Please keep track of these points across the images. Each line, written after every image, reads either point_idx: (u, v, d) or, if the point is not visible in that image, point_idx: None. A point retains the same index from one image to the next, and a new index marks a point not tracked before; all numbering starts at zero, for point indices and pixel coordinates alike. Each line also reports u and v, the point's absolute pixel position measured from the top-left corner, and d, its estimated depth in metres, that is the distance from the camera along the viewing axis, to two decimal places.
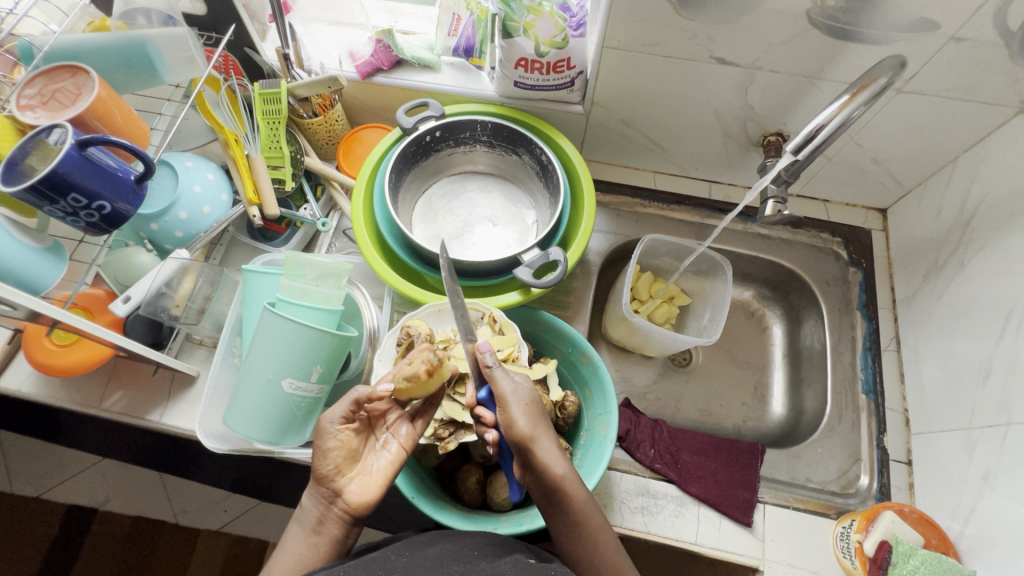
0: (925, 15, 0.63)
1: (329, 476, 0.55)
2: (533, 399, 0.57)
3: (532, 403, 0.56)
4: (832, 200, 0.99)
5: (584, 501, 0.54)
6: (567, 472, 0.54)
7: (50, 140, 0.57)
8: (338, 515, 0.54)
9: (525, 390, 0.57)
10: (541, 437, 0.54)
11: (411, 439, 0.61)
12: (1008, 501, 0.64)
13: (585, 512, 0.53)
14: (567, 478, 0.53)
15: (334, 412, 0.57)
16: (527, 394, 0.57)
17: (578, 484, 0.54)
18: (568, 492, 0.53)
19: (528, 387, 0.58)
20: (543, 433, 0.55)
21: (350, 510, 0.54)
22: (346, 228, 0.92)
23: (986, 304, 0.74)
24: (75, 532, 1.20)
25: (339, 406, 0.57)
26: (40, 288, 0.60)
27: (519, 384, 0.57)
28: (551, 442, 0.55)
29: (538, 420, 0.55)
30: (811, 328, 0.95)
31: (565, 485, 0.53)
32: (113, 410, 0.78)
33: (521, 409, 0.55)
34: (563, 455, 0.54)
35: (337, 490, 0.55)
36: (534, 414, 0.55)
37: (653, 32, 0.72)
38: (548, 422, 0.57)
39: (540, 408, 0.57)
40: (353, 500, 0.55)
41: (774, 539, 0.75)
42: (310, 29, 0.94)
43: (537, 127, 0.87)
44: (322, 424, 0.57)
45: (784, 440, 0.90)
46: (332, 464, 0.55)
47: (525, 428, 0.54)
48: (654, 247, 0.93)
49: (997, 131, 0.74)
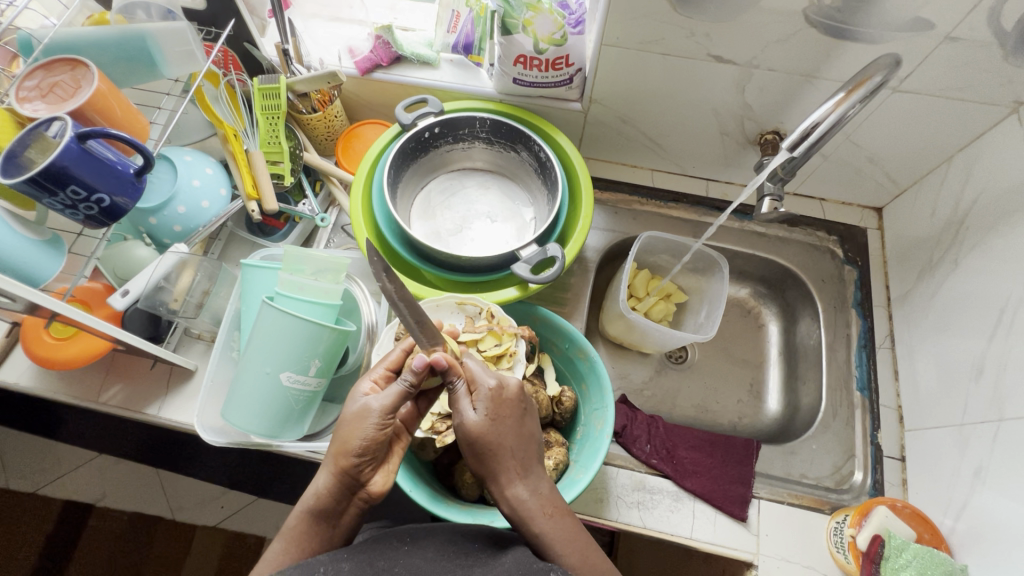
0: (921, 14, 0.63)
1: (359, 468, 0.54)
2: (480, 436, 0.54)
3: (476, 443, 0.54)
4: (828, 199, 0.99)
5: (542, 535, 0.52)
6: (516, 509, 0.53)
7: (49, 132, 0.57)
8: (358, 505, 0.55)
9: (468, 428, 0.54)
10: (486, 475, 0.54)
11: (413, 418, 0.63)
12: (1000, 496, 0.65)
13: (543, 545, 0.52)
14: (517, 515, 0.53)
15: (379, 405, 0.55)
16: (471, 432, 0.54)
17: (535, 516, 0.53)
18: (521, 525, 0.53)
19: (476, 422, 0.54)
20: (489, 471, 0.54)
21: (370, 498, 0.56)
22: (345, 224, 0.93)
23: (980, 302, 0.74)
24: (71, 528, 1.20)
25: (383, 398, 0.55)
26: (39, 280, 0.61)
27: (466, 419, 0.55)
28: (500, 479, 0.54)
29: (484, 460, 0.54)
30: (807, 326, 0.95)
31: (516, 520, 0.53)
32: (111, 404, 0.78)
33: (466, 448, 0.55)
34: (510, 495, 0.53)
35: (362, 480, 0.55)
36: (477, 456, 0.54)
37: (651, 30, 0.72)
38: (503, 454, 0.54)
39: (488, 446, 0.54)
40: (377, 490, 0.56)
41: (768, 534, 0.76)
42: (310, 25, 0.94)
43: (536, 125, 0.87)
44: (365, 413, 0.54)
45: (779, 436, 0.90)
46: (367, 457, 0.54)
47: (472, 466, 0.55)
48: (652, 244, 0.94)
49: (990, 131, 0.75)
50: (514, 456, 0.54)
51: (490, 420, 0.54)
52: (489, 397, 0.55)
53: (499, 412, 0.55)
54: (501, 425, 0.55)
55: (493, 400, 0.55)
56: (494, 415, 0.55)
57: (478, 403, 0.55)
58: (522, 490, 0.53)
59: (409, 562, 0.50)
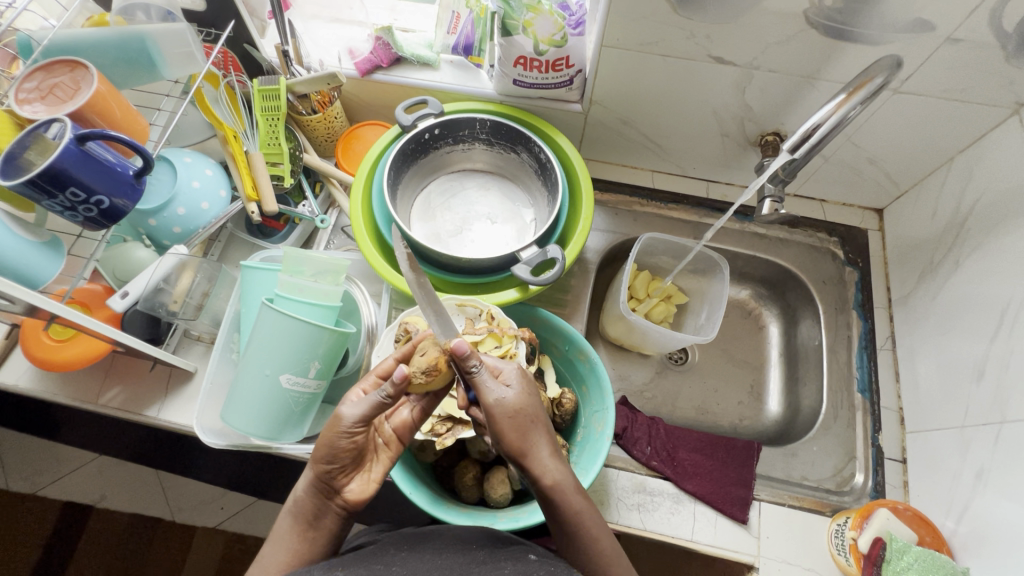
0: (922, 15, 0.63)
1: (330, 474, 0.54)
2: (520, 410, 0.53)
3: (517, 416, 0.53)
4: (829, 200, 0.99)
5: (578, 512, 0.53)
6: (557, 483, 0.53)
7: (48, 134, 0.57)
8: (336, 511, 0.55)
9: (508, 403, 0.53)
10: (526, 451, 0.52)
11: (408, 428, 0.60)
12: (1001, 499, 0.65)
13: (579, 523, 0.52)
14: (557, 489, 0.52)
15: (353, 414, 0.53)
16: (511, 406, 0.53)
17: (573, 492, 0.53)
18: (559, 501, 0.52)
19: (515, 396, 0.53)
20: (529, 446, 0.53)
21: (348, 505, 0.55)
22: (345, 225, 0.93)
23: (981, 303, 0.74)
24: (71, 529, 1.20)
25: (357, 406, 0.54)
26: (37, 282, 0.61)
27: (504, 394, 0.53)
28: (540, 454, 0.53)
29: (524, 434, 0.53)
30: (807, 327, 0.95)
31: (554, 496, 0.52)
32: (110, 406, 0.78)
33: (507, 423, 0.52)
34: (550, 468, 0.53)
35: (336, 486, 0.55)
36: (519, 429, 0.52)
37: (651, 31, 0.72)
38: (540, 430, 0.54)
39: (529, 419, 0.53)
40: (353, 498, 0.55)
41: (769, 536, 0.75)
42: (310, 26, 0.94)
43: (536, 127, 0.87)
44: (337, 421, 0.53)
45: (780, 438, 0.90)
46: (338, 464, 0.54)
47: (509, 444, 0.52)
48: (652, 246, 0.93)
49: (992, 132, 0.75)
50: (547, 431, 0.55)
51: (526, 395, 0.54)
52: (519, 375, 0.55)
53: (530, 390, 0.55)
54: (535, 401, 0.55)
55: (523, 377, 0.55)
56: (528, 389, 0.55)
57: (511, 380, 0.54)
58: (558, 466, 0.53)
59: (405, 564, 0.50)
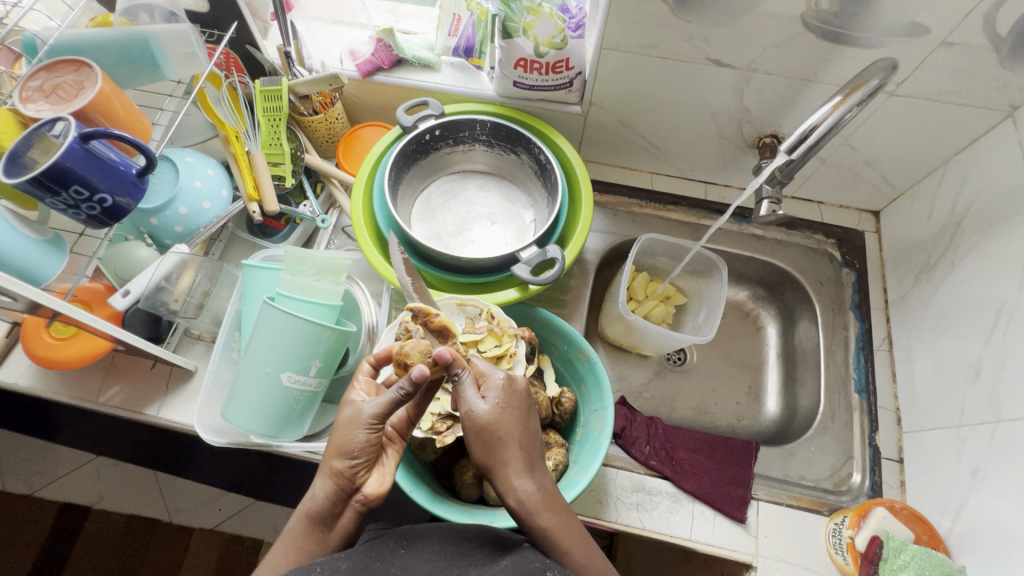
0: (917, 19, 0.64)
1: (352, 470, 0.54)
2: (491, 424, 0.53)
3: (485, 431, 0.53)
4: (826, 202, 1.00)
5: (546, 529, 0.51)
6: (521, 502, 0.52)
7: (52, 133, 0.57)
8: (356, 509, 0.54)
9: (477, 415, 0.53)
10: (491, 466, 0.53)
11: (406, 425, 0.61)
12: (997, 497, 0.65)
13: (548, 540, 0.51)
14: (522, 508, 0.52)
15: (372, 409, 0.55)
16: (480, 419, 0.53)
17: (540, 509, 0.52)
18: (526, 519, 0.52)
19: (487, 409, 0.54)
20: (495, 462, 0.53)
21: (368, 501, 0.55)
22: (346, 225, 0.93)
23: (976, 304, 0.75)
24: (68, 531, 1.19)
25: (376, 402, 0.55)
26: (40, 279, 0.61)
27: (476, 406, 0.54)
28: (507, 470, 0.52)
29: (491, 449, 0.53)
30: (805, 328, 0.96)
31: (520, 514, 0.52)
32: (110, 404, 0.78)
33: (473, 437, 0.54)
34: (516, 487, 0.52)
35: (357, 483, 0.55)
36: (484, 443, 0.53)
37: (650, 33, 0.73)
38: (512, 446, 0.53)
39: (498, 435, 0.53)
40: (371, 492, 0.55)
41: (767, 535, 0.76)
42: (312, 28, 0.95)
43: (536, 128, 0.88)
44: (356, 417, 0.55)
45: (777, 438, 0.91)
46: (361, 459, 0.55)
47: (477, 456, 0.53)
48: (651, 247, 0.94)
49: (986, 135, 0.76)
50: (524, 449, 0.54)
51: (500, 408, 0.54)
52: (501, 386, 0.55)
53: (510, 402, 0.55)
54: (511, 415, 0.54)
55: (503, 390, 0.55)
56: (504, 403, 0.55)
57: (489, 393, 0.55)
58: (528, 483, 0.53)
59: (404, 563, 0.50)
